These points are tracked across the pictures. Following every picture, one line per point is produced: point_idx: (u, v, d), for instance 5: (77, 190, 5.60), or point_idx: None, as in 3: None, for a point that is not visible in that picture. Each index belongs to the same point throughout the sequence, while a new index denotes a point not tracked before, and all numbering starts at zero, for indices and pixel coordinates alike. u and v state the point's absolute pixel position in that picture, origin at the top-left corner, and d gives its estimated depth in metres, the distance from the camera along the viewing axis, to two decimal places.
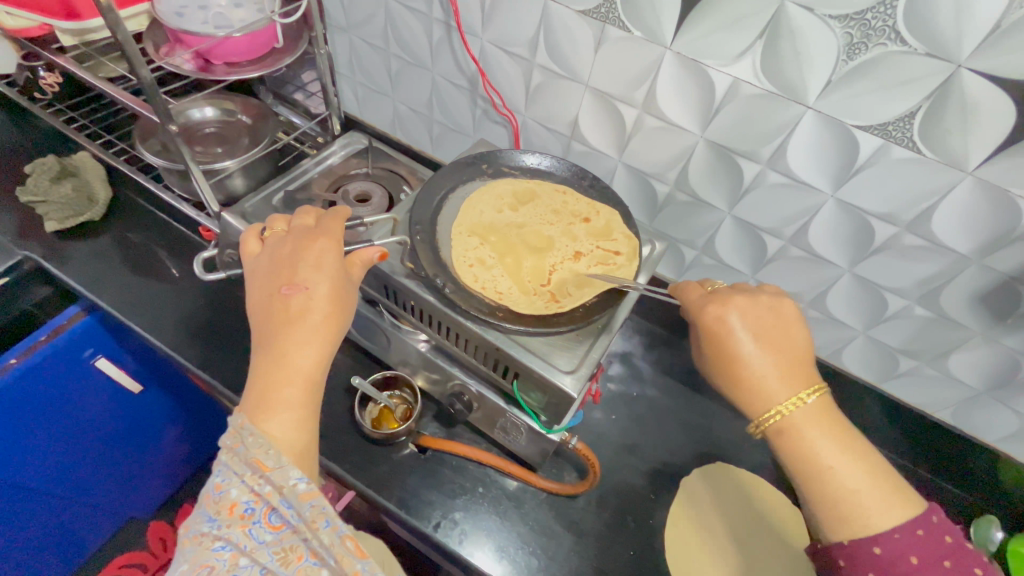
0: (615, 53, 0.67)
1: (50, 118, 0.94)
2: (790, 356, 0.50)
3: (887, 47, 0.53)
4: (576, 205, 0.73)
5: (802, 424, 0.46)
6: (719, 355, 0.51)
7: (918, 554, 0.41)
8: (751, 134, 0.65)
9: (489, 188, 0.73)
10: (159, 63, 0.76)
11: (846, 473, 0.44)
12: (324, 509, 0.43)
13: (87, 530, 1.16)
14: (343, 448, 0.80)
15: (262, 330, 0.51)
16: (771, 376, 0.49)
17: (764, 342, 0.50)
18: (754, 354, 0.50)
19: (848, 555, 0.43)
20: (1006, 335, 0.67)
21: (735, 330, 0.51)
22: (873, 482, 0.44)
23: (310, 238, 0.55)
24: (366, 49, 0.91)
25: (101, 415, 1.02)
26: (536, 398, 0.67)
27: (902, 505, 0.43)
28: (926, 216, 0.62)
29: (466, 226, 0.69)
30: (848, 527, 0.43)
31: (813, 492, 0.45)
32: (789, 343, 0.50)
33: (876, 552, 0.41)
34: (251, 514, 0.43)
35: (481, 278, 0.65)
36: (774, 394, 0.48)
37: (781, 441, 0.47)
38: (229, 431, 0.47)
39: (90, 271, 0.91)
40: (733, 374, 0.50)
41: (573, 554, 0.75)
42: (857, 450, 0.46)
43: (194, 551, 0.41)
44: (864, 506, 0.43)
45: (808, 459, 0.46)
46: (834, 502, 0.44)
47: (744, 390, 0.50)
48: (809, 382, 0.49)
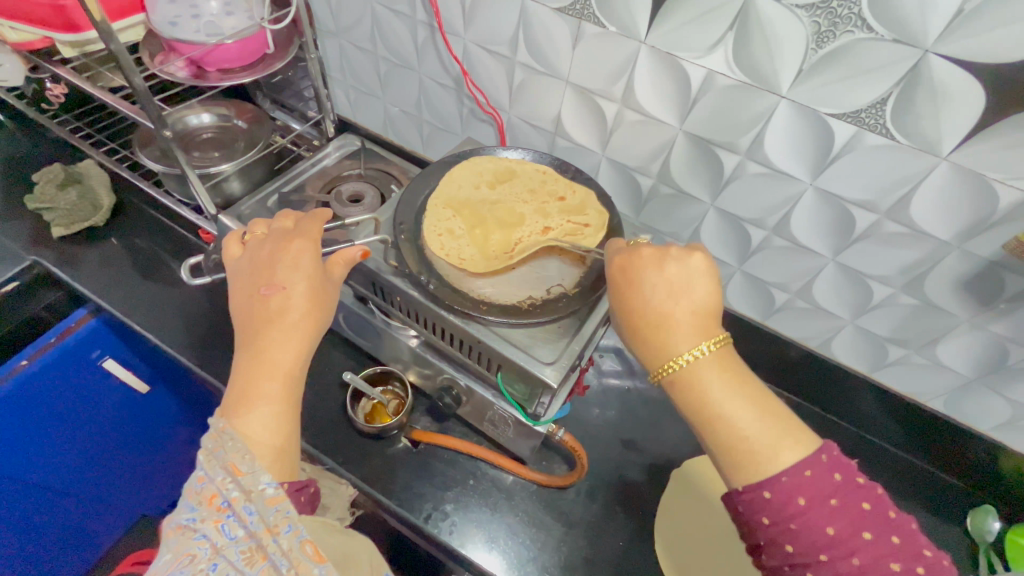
0: (593, 49, 0.68)
1: (57, 129, 0.98)
2: (693, 307, 0.49)
3: (854, 35, 0.53)
4: (554, 183, 0.72)
5: (697, 373, 0.47)
6: (624, 305, 0.52)
7: (806, 496, 0.41)
8: (728, 125, 0.66)
9: (470, 165, 0.74)
10: (153, 71, 0.79)
11: (740, 420, 0.45)
12: (287, 513, 0.44)
13: (100, 529, 1.19)
14: (337, 442, 0.82)
15: (244, 330, 0.53)
16: (673, 326, 0.49)
17: (665, 289, 0.50)
18: (657, 307, 0.50)
19: (746, 503, 0.43)
20: (994, 320, 0.66)
21: (640, 284, 0.51)
22: (765, 426, 0.44)
23: (287, 240, 0.57)
24: (355, 53, 0.93)
25: (109, 415, 1.05)
26: (521, 390, 0.68)
27: (793, 448, 0.43)
28: (905, 203, 0.62)
29: (442, 200, 0.70)
30: (744, 473, 0.44)
31: (711, 441, 0.46)
32: (690, 292, 0.50)
33: (767, 498, 0.42)
34: (225, 509, 0.44)
35: (446, 246, 0.66)
36: (674, 345, 0.48)
37: (678, 390, 0.48)
38: (211, 434, 0.48)
39: (96, 274, 0.95)
40: (636, 323, 0.51)
41: (562, 545, 0.76)
42: (752, 395, 0.46)
43: (177, 541, 0.43)
44: (757, 452, 0.43)
45: (704, 408, 0.46)
46: (729, 447, 0.44)
47: (647, 341, 0.50)
48: (710, 334, 0.48)
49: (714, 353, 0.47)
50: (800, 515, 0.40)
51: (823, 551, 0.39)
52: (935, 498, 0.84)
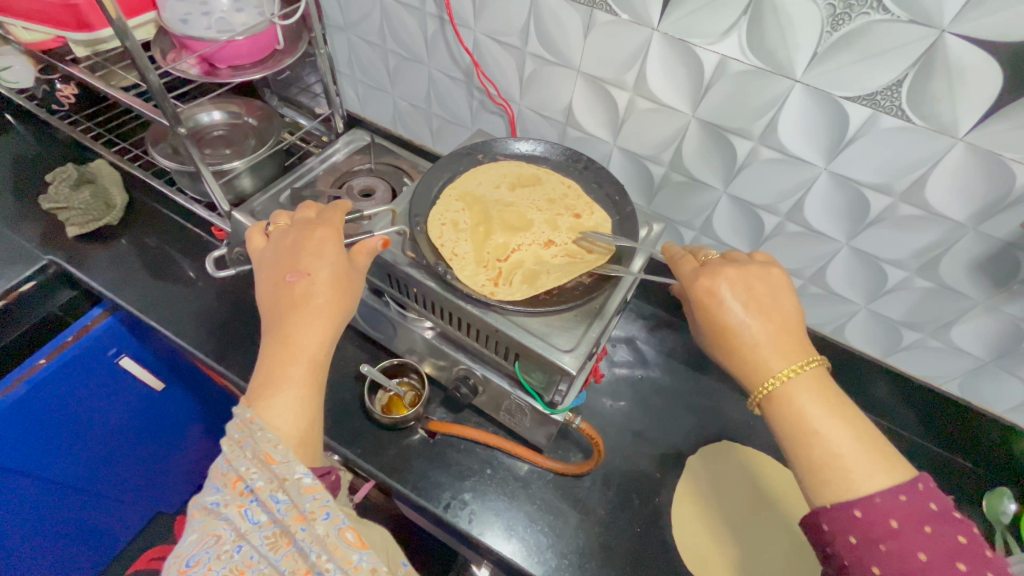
0: (604, 37, 0.69)
1: (69, 129, 0.99)
2: (782, 328, 0.52)
3: (869, 17, 0.54)
4: (574, 200, 0.73)
5: (795, 393, 0.49)
6: (711, 322, 0.54)
7: (900, 518, 0.42)
8: (741, 111, 0.66)
9: (491, 166, 0.76)
10: (166, 69, 0.79)
11: (836, 439, 0.46)
12: (326, 502, 0.43)
13: (116, 524, 1.20)
14: (354, 434, 0.83)
15: (270, 316, 0.54)
16: (767, 350, 0.51)
17: (756, 312, 0.53)
18: (750, 327, 0.52)
19: (831, 520, 0.44)
20: (1008, 302, 0.66)
21: (727, 303, 0.53)
22: (861, 449, 0.45)
23: (310, 228, 0.58)
24: (364, 48, 0.93)
25: (126, 413, 1.06)
26: (538, 378, 0.68)
27: (888, 473, 0.44)
28: (920, 185, 0.62)
29: (457, 192, 0.73)
30: (833, 492, 0.44)
31: (803, 458, 0.47)
32: (779, 311, 0.53)
33: (857, 516, 0.43)
34: (248, 494, 0.44)
35: (446, 236, 0.69)
36: (769, 364, 0.50)
37: (774, 408, 0.49)
38: (237, 424, 0.48)
39: (110, 272, 0.95)
40: (724, 340, 0.53)
41: (579, 531, 0.77)
42: (849, 419, 0.47)
43: (202, 522, 0.44)
44: (850, 472, 0.44)
45: (800, 424, 0.47)
46: (822, 465, 0.45)
47: (741, 362, 0.52)
48: (804, 355, 0.51)
49: (811, 372, 0.49)
50: (890, 537, 0.41)
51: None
52: (950, 481, 0.84)
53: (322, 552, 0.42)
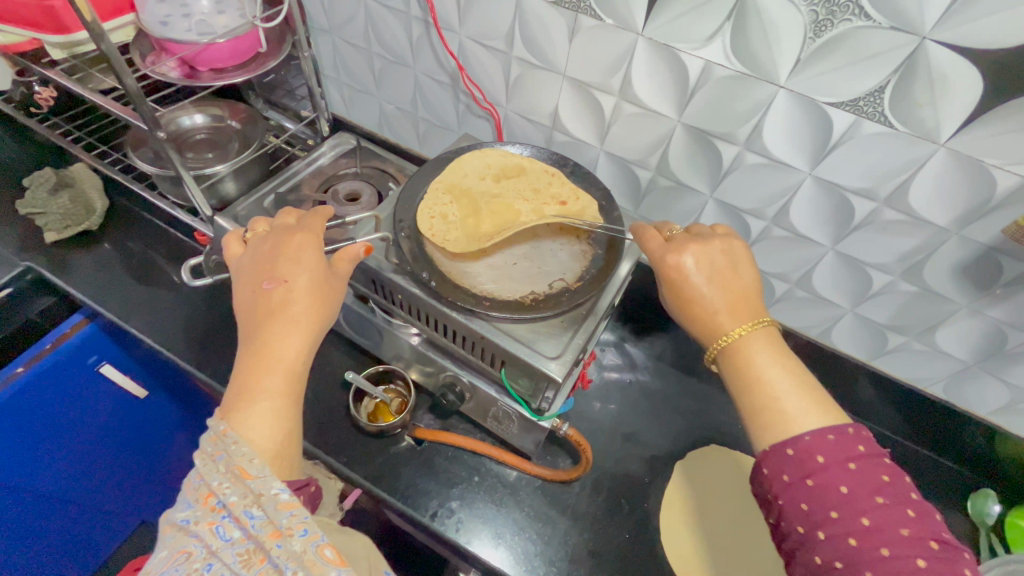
0: (590, 42, 0.68)
1: (46, 132, 0.97)
2: (740, 295, 0.54)
3: (852, 23, 0.54)
4: (559, 187, 0.71)
5: (744, 346, 0.51)
6: (676, 295, 0.56)
7: (825, 454, 0.42)
8: (726, 115, 0.66)
9: (477, 154, 0.75)
10: (145, 72, 0.78)
11: (777, 385, 0.48)
12: (304, 518, 0.42)
13: (100, 535, 1.17)
14: (341, 442, 0.82)
15: (247, 324, 0.52)
16: (724, 317, 0.53)
17: (716, 283, 0.54)
18: (709, 294, 0.54)
19: (768, 461, 0.45)
20: (992, 306, 0.67)
21: (690, 275, 0.55)
22: (799, 394, 0.47)
23: (289, 234, 0.56)
24: (349, 50, 0.92)
25: (108, 421, 1.04)
26: (525, 385, 0.67)
27: (823, 415, 0.45)
28: (903, 191, 0.62)
29: (445, 183, 0.72)
30: (770, 433, 0.46)
31: (745, 402, 0.49)
32: (738, 282, 0.55)
33: (789, 454, 0.44)
34: (219, 510, 0.43)
35: (436, 228, 0.68)
36: (723, 323, 0.53)
37: (725, 362, 0.52)
38: (211, 437, 0.47)
39: (91, 278, 0.94)
40: (689, 310, 0.55)
41: (568, 538, 0.76)
42: (793, 371, 0.49)
43: (172, 539, 0.43)
44: (786, 414, 0.46)
45: (744, 372, 0.50)
46: (760, 408, 0.47)
47: (699, 324, 0.55)
48: (756, 317, 0.53)
49: (761, 331, 0.51)
50: (818, 472, 0.42)
51: (833, 508, 0.40)
52: (936, 483, 0.85)
53: (299, 568, 0.40)
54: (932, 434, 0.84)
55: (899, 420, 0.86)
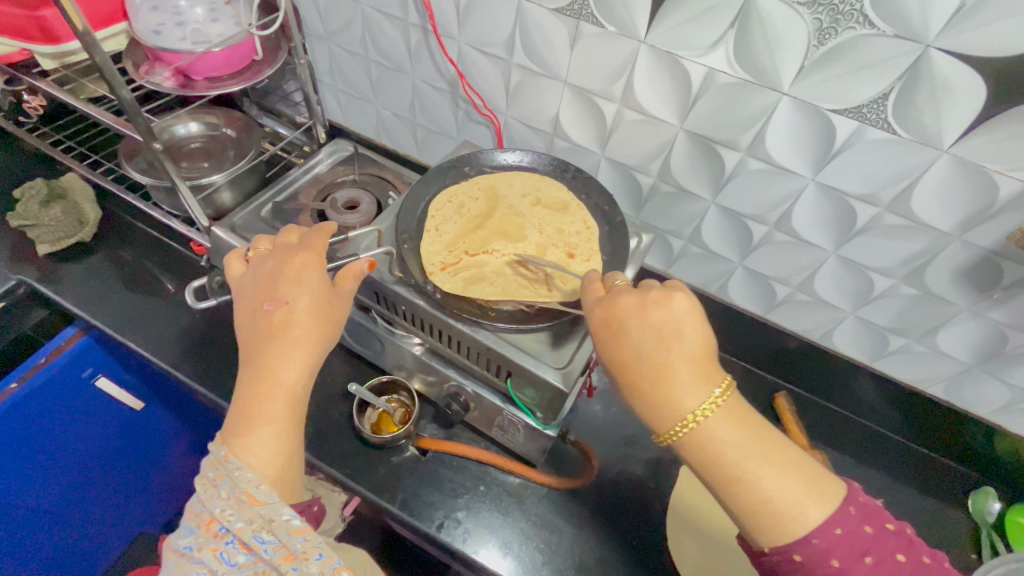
0: (591, 49, 0.68)
1: (36, 142, 0.95)
2: (689, 357, 0.46)
3: (856, 31, 0.54)
4: (580, 240, 0.69)
5: (712, 437, 0.44)
6: (616, 365, 0.49)
7: (839, 557, 0.41)
8: (728, 123, 0.66)
9: (531, 173, 0.76)
10: (138, 82, 0.76)
11: (765, 481, 0.43)
12: (318, 542, 0.42)
13: (96, 546, 1.16)
14: (344, 454, 0.81)
15: (248, 347, 0.51)
16: (674, 388, 0.45)
17: (662, 345, 0.46)
18: (651, 359, 0.46)
19: (779, 562, 0.43)
20: (992, 308, 0.67)
21: (630, 340, 0.48)
22: (790, 483, 0.43)
23: (291, 253, 0.56)
24: (345, 57, 0.91)
25: (104, 434, 1.02)
26: (530, 395, 0.67)
27: (817, 499, 0.43)
28: (906, 196, 0.62)
29: (481, 184, 0.74)
30: (773, 535, 0.43)
31: (734, 504, 0.44)
32: (681, 338, 0.47)
33: (797, 560, 0.42)
34: (223, 536, 0.42)
35: (443, 212, 0.71)
36: (680, 405, 0.45)
37: (693, 457, 0.45)
38: (212, 462, 0.46)
39: (85, 290, 0.92)
40: (629, 383, 0.48)
41: (575, 547, 0.76)
42: (772, 448, 0.44)
43: (175, 565, 0.42)
44: (785, 513, 0.42)
45: (723, 470, 0.44)
46: (754, 511, 0.43)
47: (653, 402, 0.46)
48: (713, 384, 0.46)
49: (725, 404, 0.45)
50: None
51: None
52: (936, 482, 0.86)
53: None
54: (932, 434, 0.85)
55: (899, 420, 0.86)
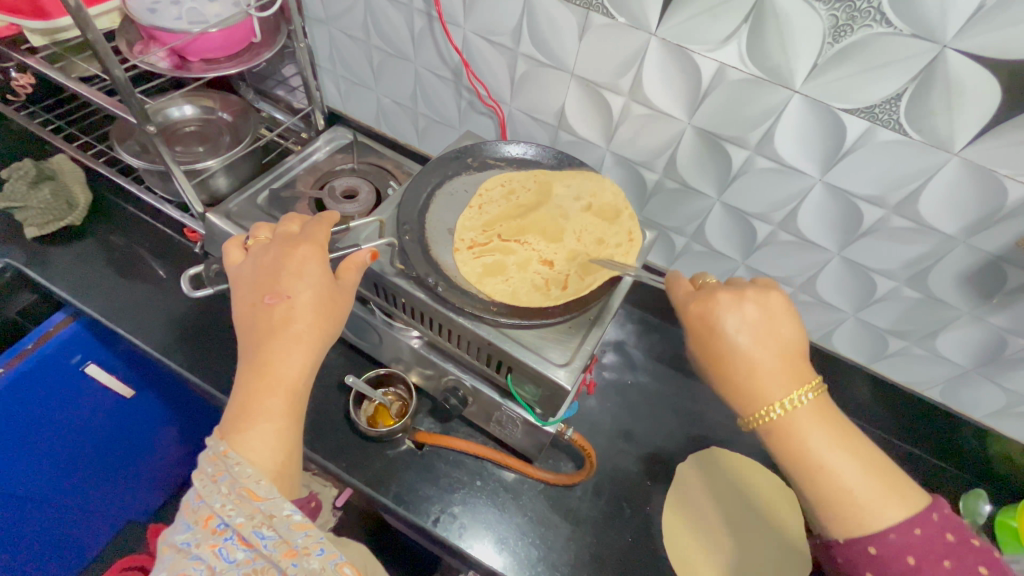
0: (600, 40, 0.67)
1: (24, 121, 0.92)
2: (780, 353, 0.49)
3: (872, 29, 0.53)
4: (616, 250, 0.67)
5: (799, 426, 0.46)
6: (707, 353, 0.52)
7: (916, 555, 0.42)
8: (737, 120, 0.65)
9: (594, 176, 0.74)
10: (132, 61, 0.74)
11: (849, 475, 0.45)
12: (320, 538, 0.41)
13: (84, 535, 1.15)
14: (340, 446, 0.80)
15: (246, 340, 0.50)
16: (764, 375, 0.48)
17: (754, 339, 0.50)
18: (746, 353, 0.49)
19: (849, 554, 0.44)
20: (993, 313, 0.67)
21: (723, 331, 0.51)
22: (870, 481, 0.45)
23: (292, 244, 0.54)
24: (346, 42, 0.89)
25: (93, 421, 1.00)
26: (531, 391, 0.66)
27: (899, 501, 0.44)
28: (913, 198, 0.62)
29: (533, 175, 0.73)
30: (847, 528, 0.44)
31: (812, 493, 0.46)
32: (778, 338, 0.50)
33: (873, 553, 0.43)
34: (222, 532, 0.41)
35: (492, 194, 0.71)
36: (769, 391, 0.48)
37: (777, 443, 0.47)
38: (210, 456, 0.45)
39: (75, 276, 0.90)
40: (719, 369, 0.51)
41: (571, 543, 0.76)
42: (856, 447, 0.46)
43: (171, 561, 0.41)
44: (861, 507, 0.44)
45: (805, 459, 0.46)
46: (838, 502, 0.45)
47: (745, 394, 0.49)
48: (803, 382, 0.48)
49: (811, 402, 0.47)
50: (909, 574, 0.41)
51: None
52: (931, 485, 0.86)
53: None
54: (926, 437, 0.85)
55: (894, 422, 0.87)
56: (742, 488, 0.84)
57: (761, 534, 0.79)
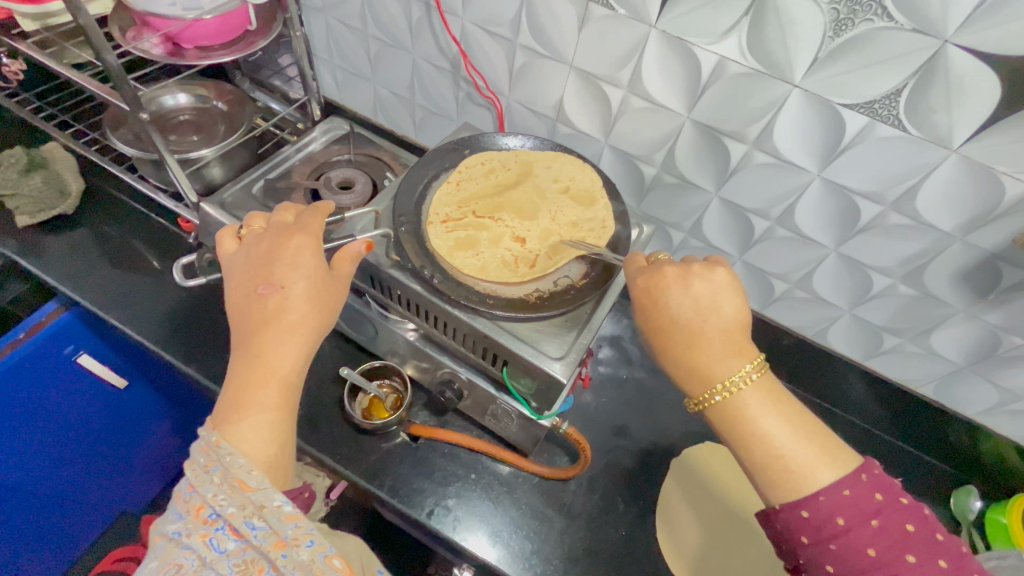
0: (600, 32, 0.66)
1: (15, 108, 0.90)
2: (722, 326, 0.50)
3: (874, 23, 0.53)
4: (589, 234, 0.67)
5: (738, 400, 0.47)
6: (652, 324, 0.53)
7: (846, 516, 0.42)
8: (737, 113, 0.64)
9: (575, 161, 0.73)
10: (125, 48, 0.72)
11: (780, 439, 0.46)
12: (310, 529, 0.41)
13: (77, 526, 1.14)
14: (334, 439, 0.80)
15: (239, 331, 0.50)
16: (703, 345, 0.50)
17: (695, 310, 0.50)
18: (688, 324, 0.50)
19: (783, 522, 0.45)
20: (987, 311, 0.67)
21: (668, 306, 0.51)
22: (802, 444, 0.46)
23: (287, 235, 0.53)
24: (343, 31, 0.88)
25: (86, 412, 0.99)
26: (526, 384, 0.66)
27: (831, 464, 0.45)
28: (911, 195, 0.62)
29: (514, 157, 0.74)
30: (781, 492, 0.45)
31: (747, 460, 0.47)
32: (719, 312, 0.50)
33: (805, 517, 0.43)
34: (214, 522, 0.41)
35: (472, 171, 0.72)
36: (712, 363, 0.49)
37: (717, 415, 0.48)
38: (202, 447, 0.45)
39: (67, 265, 0.89)
40: (661, 340, 0.52)
41: (565, 536, 0.76)
42: (789, 414, 0.48)
43: (163, 549, 0.41)
44: (794, 468, 0.45)
45: (741, 425, 0.47)
46: (770, 466, 0.45)
47: (682, 363, 0.50)
48: (746, 356, 0.49)
49: (754, 380, 0.48)
50: (840, 535, 0.42)
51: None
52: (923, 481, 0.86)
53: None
54: (919, 433, 0.85)
55: (887, 419, 0.87)
56: (719, 487, 0.84)
57: (748, 529, 0.80)
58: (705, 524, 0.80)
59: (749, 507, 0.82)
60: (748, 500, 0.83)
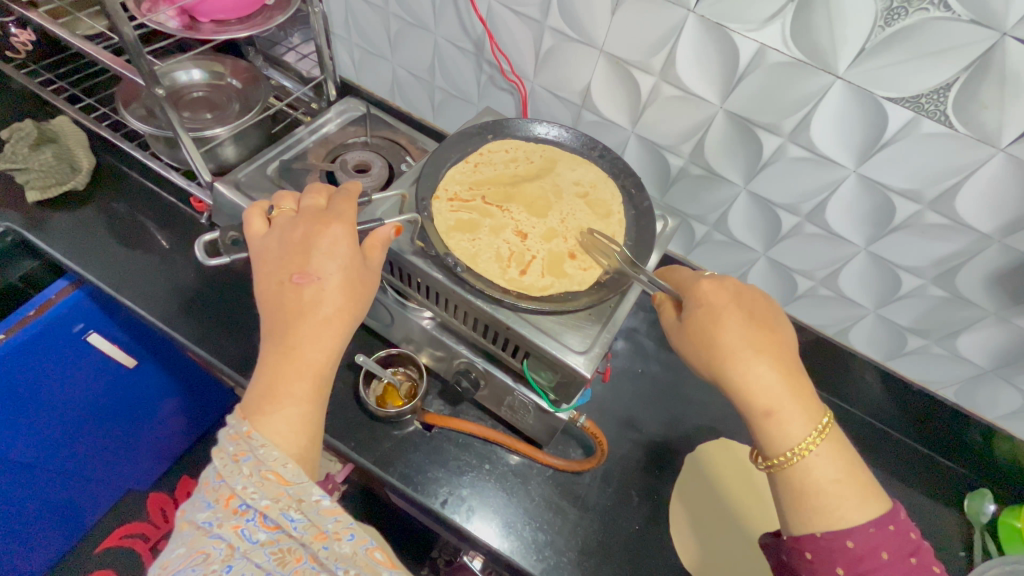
0: (634, 15, 0.64)
1: (25, 80, 0.89)
2: (781, 351, 0.51)
3: (928, 13, 0.51)
4: (592, 244, 0.65)
5: (802, 436, 0.47)
6: (699, 333, 0.52)
7: (888, 550, 0.44)
8: (774, 106, 0.62)
9: (598, 170, 0.71)
10: (141, 19, 0.70)
11: (821, 473, 0.46)
12: (350, 523, 0.41)
13: (84, 503, 1.15)
14: (348, 425, 0.79)
15: (270, 320, 0.48)
16: (766, 373, 0.49)
17: (749, 325, 0.51)
18: (748, 344, 0.50)
19: (819, 550, 0.45)
20: (1019, 315, 0.66)
21: (725, 324, 0.51)
22: (845, 486, 0.46)
23: (322, 221, 0.52)
24: (362, 8, 0.86)
25: (95, 390, 0.98)
26: (547, 377, 0.65)
27: (871, 504, 0.46)
28: (950, 195, 0.60)
29: (538, 149, 0.72)
30: (818, 523, 0.45)
31: (789, 485, 0.47)
32: (780, 337, 0.52)
33: (851, 546, 0.44)
34: (244, 512, 0.40)
35: (493, 155, 0.71)
36: (771, 385, 0.49)
37: (771, 444, 0.48)
38: (231, 435, 0.43)
39: (77, 242, 0.87)
40: (713, 354, 0.51)
41: (579, 529, 0.76)
42: (843, 458, 0.47)
43: (191, 536, 0.40)
44: (840, 504, 0.45)
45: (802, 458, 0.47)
46: (801, 495, 0.46)
47: (737, 384, 0.49)
48: (814, 401, 0.49)
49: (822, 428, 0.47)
50: (881, 567, 0.43)
51: None
52: (938, 483, 0.85)
53: (350, 569, 0.40)
54: (935, 435, 0.84)
55: (904, 420, 0.86)
56: (724, 485, 0.83)
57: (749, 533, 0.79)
58: (698, 527, 0.78)
59: (740, 508, 0.82)
60: (751, 501, 0.82)
